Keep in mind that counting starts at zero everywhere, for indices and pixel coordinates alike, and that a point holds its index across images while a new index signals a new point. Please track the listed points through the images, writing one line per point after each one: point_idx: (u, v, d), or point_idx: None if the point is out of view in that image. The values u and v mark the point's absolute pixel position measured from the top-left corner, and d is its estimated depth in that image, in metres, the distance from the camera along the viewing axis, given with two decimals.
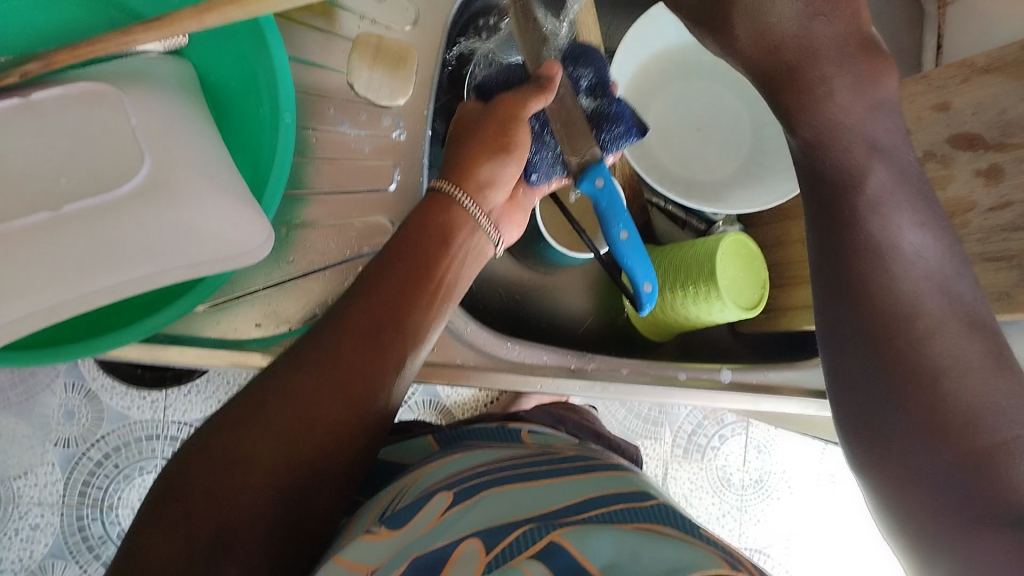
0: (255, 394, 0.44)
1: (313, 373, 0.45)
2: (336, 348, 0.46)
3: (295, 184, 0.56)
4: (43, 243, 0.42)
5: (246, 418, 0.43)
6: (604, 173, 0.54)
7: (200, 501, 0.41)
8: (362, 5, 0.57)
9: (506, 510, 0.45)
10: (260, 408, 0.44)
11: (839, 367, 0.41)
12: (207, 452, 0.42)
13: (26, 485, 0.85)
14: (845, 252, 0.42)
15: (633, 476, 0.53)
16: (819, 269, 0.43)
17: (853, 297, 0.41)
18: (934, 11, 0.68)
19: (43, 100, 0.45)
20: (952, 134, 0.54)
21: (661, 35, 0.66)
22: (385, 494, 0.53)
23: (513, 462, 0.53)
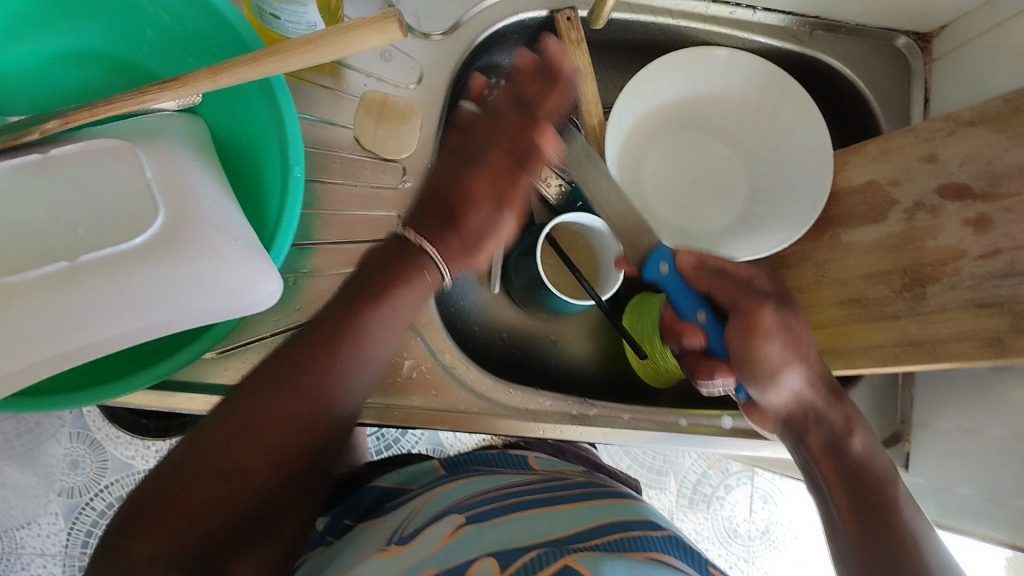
0: (175, 458, 0.43)
1: (244, 421, 0.44)
2: (272, 397, 0.45)
3: (303, 234, 0.58)
4: (61, 295, 0.43)
5: (172, 474, 0.42)
6: (664, 257, 0.59)
7: (159, 520, 0.41)
8: (370, 65, 0.60)
9: (523, 531, 0.46)
10: (204, 440, 0.43)
11: (843, 540, 0.51)
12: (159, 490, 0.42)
13: (29, 535, 0.86)
14: (861, 467, 0.53)
15: (638, 503, 0.54)
16: (847, 472, 0.52)
17: (873, 500, 0.51)
18: (922, 66, 0.70)
19: (58, 156, 0.47)
20: (941, 184, 0.55)
21: (655, 90, 0.67)
22: (398, 516, 0.55)
23: (524, 489, 0.55)
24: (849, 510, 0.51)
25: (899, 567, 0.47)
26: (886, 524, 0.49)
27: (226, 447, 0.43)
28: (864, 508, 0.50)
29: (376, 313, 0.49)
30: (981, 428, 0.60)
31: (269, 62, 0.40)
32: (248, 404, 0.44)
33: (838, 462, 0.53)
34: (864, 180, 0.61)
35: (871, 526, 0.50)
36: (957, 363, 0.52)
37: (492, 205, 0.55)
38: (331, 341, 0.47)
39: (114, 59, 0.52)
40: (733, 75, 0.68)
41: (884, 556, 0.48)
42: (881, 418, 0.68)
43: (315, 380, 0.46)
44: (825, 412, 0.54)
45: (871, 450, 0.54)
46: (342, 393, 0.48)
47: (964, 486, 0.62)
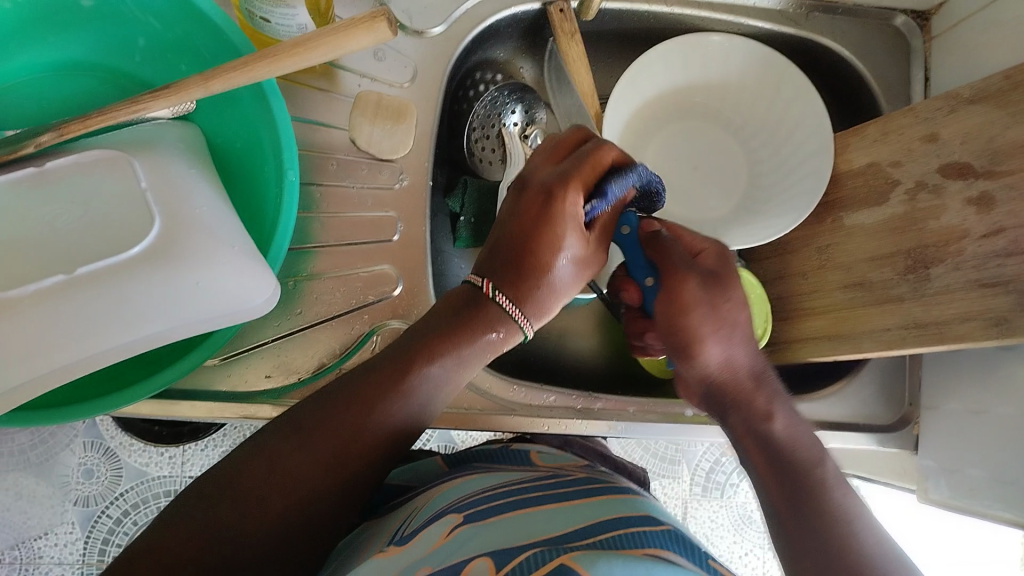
0: (251, 450, 0.45)
1: (316, 436, 0.45)
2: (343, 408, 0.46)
3: (301, 238, 0.58)
4: (58, 308, 0.43)
5: (251, 464, 0.44)
6: (631, 221, 0.55)
7: (236, 502, 0.42)
8: (362, 65, 0.59)
9: (513, 532, 0.45)
10: (289, 433, 0.45)
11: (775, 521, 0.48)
12: (238, 468, 0.44)
13: (47, 545, 0.86)
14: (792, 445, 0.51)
15: (642, 500, 0.54)
16: (776, 450, 0.51)
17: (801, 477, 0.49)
18: (921, 45, 0.69)
19: (54, 168, 0.47)
20: (943, 164, 0.54)
21: (651, 78, 0.67)
22: (403, 513, 0.55)
23: (523, 486, 0.54)
24: (776, 485, 0.49)
25: (825, 540, 0.45)
26: (818, 501, 0.47)
27: (298, 454, 0.45)
28: (796, 484, 0.48)
29: (463, 342, 0.50)
30: (990, 409, 0.60)
31: (259, 68, 0.40)
32: (304, 420, 0.46)
33: (764, 440, 0.51)
34: (865, 162, 0.60)
35: (799, 501, 0.47)
36: (965, 344, 0.52)
37: (573, 261, 0.52)
38: (412, 359, 0.49)
39: (108, 70, 0.52)
40: (730, 60, 0.67)
41: (808, 529, 0.46)
42: (888, 402, 0.68)
43: (374, 403, 0.47)
44: (750, 397, 0.53)
45: (802, 426, 0.52)
46: (407, 415, 0.48)
47: (975, 468, 0.61)
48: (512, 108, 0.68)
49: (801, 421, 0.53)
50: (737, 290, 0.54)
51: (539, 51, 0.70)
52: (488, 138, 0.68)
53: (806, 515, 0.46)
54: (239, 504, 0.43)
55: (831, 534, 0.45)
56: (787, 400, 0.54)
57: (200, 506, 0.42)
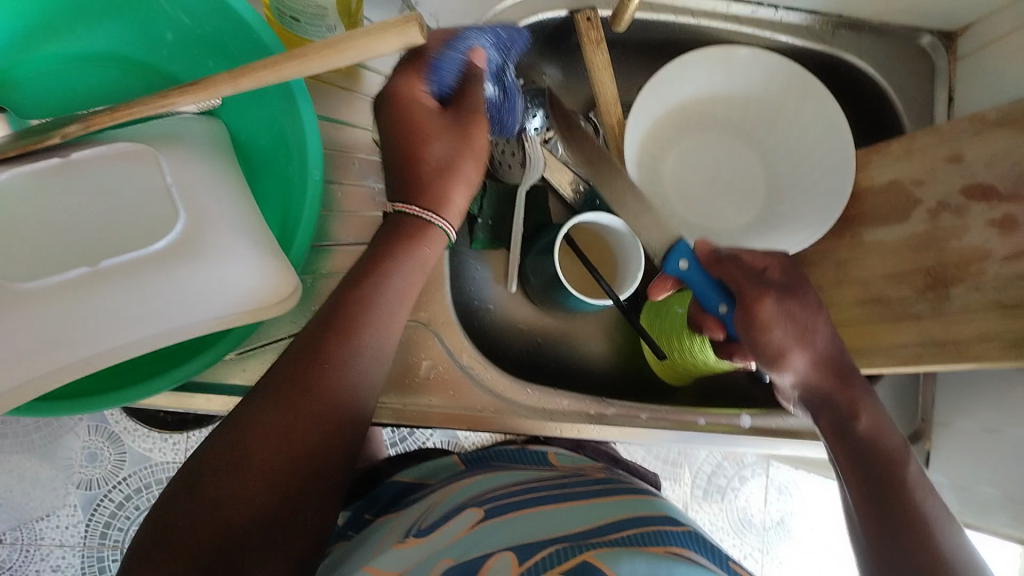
0: (211, 444, 0.41)
1: (281, 400, 0.42)
2: (302, 367, 0.43)
3: (320, 235, 0.58)
4: (82, 300, 0.43)
5: (212, 461, 0.40)
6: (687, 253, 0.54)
7: (201, 506, 0.39)
8: (388, 66, 0.59)
9: (541, 527, 0.45)
10: (258, 409, 0.42)
11: (856, 524, 0.48)
12: (209, 469, 0.40)
13: (48, 527, 0.86)
14: (873, 446, 0.50)
15: (658, 500, 0.54)
16: (854, 449, 0.50)
17: (884, 482, 0.49)
18: (946, 65, 0.69)
19: (80, 159, 0.47)
20: (966, 185, 0.54)
21: (674, 88, 0.67)
22: (417, 509, 0.55)
23: (538, 485, 0.55)
24: (862, 490, 0.49)
25: (911, 547, 0.45)
26: (902, 512, 0.47)
27: (263, 424, 0.41)
28: (876, 493, 0.48)
29: (407, 255, 0.47)
30: (1004, 430, 0.60)
31: (288, 66, 0.40)
32: (284, 381, 0.43)
33: (846, 441, 0.51)
34: (887, 180, 0.60)
35: (883, 505, 0.48)
36: (982, 364, 0.52)
37: (465, 191, 0.49)
38: (331, 338, 0.45)
39: (134, 63, 0.52)
40: (754, 74, 0.67)
41: (895, 536, 0.46)
42: (900, 418, 0.68)
43: (322, 363, 0.44)
44: (835, 394, 0.51)
45: (879, 425, 0.51)
46: (357, 387, 0.45)
47: (987, 487, 0.61)
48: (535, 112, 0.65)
49: (884, 417, 0.51)
50: (818, 309, 0.52)
51: (562, 54, 0.69)
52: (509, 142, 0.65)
53: (889, 516, 0.47)
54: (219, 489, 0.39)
55: (916, 544, 0.46)
56: (870, 395, 0.52)
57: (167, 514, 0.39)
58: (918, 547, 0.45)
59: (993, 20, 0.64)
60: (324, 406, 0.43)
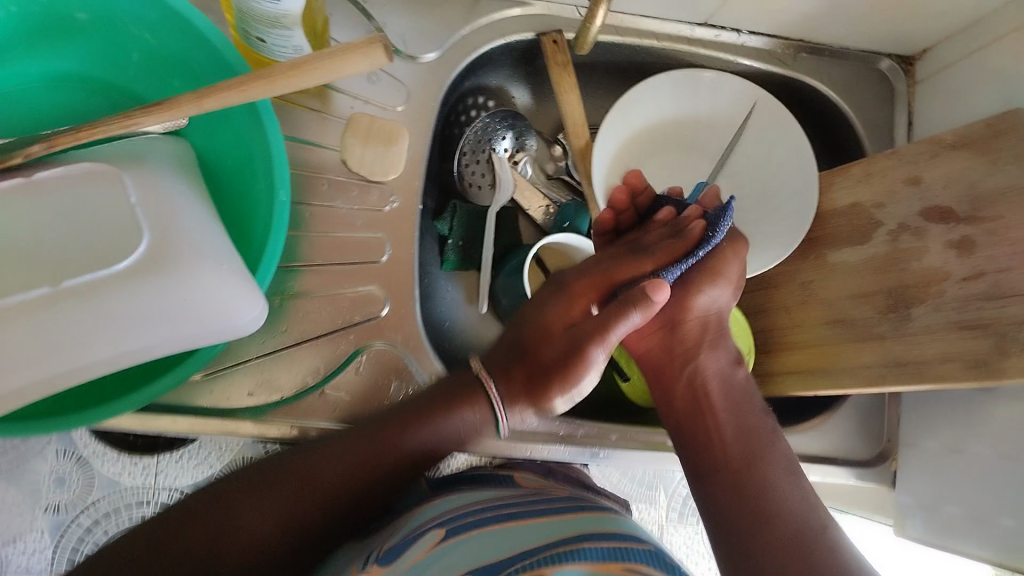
0: (276, 463, 0.51)
1: (342, 452, 0.52)
2: (378, 438, 0.52)
3: (289, 256, 0.58)
4: (44, 320, 0.43)
5: (282, 474, 0.50)
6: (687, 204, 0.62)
7: (254, 504, 0.49)
8: (356, 88, 0.60)
9: (499, 548, 0.46)
10: (304, 461, 0.51)
11: (708, 492, 0.59)
12: (272, 476, 0.50)
13: (16, 554, 0.70)
14: (751, 439, 0.60)
15: (620, 518, 0.53)
16: (740, 445, 0.59)
17: (756, 471, 0.58)
18: (905, 89, 0.71)
19: (43, 179, 0.47)
20: (925, 207, 0.55)
21: (641, 111, 0.67)
22: (381, 534, 0.55)
23: (501, 503, 0.55)
24: (739, 465, 0.59)
25: (752, 508, 0.56)
26: (749, 492, 0.57)
27: (326, 470, 0.51)
28: (708, 479, 0.59)
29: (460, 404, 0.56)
30: (966, 448, 0.60)
31: (254, 88, 0.40)
32: (348, 438, 0.52)
33: (745, 434, 0.60)
34: (848, 202, 0.61)
35: (739, 480, 0.58)
36: (945, 384, 0.52)
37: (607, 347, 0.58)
38: (405, 419, 0.54)
39: (100, 83, 0.52)
40: (720, 96, 0.68)
41: (750, 513, 0.56)
42: (867, 437, 0.69)
43: (381, 445, 0.53)
44: (732, 443, 0.60)
45: (767, 435, 0.60)
46: (412, 457, 0.55)
47: (951, 506, 0.62)
48: (503, 136, 0.69)
49: (769, 421, 0.61)
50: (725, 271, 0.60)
51: (534, 79, 0.70)
52: (478, 163, 0.69)
53: (747, 484, 0.57)
54: (237, 516, 0.48)
55: (765, 512, 0.55)
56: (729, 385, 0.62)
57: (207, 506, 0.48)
58: (755, 512, 0.55)
59: (949, 48, 0.66)
60: (371, 461, 0.52)
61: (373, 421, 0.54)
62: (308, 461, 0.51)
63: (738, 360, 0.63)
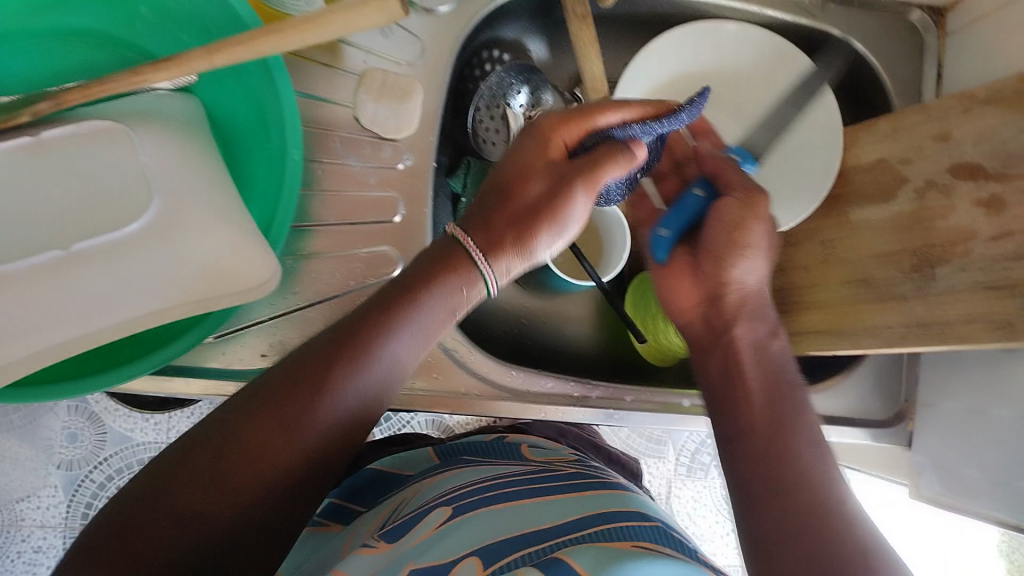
0: (205, 428, 0.41)
1: (266, 406, 0.41)
2: (313, 370, 0.43)
3: (300, 215, 0.57)
4: (58, 285, 0.43)
5: (209, 445, 0.40)
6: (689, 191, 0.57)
7: (195, 488, 0.39)
8: (369, 42, 0.58)
9: (508, 524, 0.46)
10: (229, 431, 0.41)
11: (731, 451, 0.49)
12: (197, 455, 0.40)
13: (29, 508, 0.80)
14: (787, 402, 0.50)
15: (631, 495, 0.53)
16: (764, 405, 0.50)
17: (780, 430, 0.48)
18: (936, 41, 0.69)
19: (50, 138, 0.45)
20: (953, 164, 0.54)
21: (663, 65, 0.65)
22: (388, 506, 0.55)
23: (509, 479, 0.55)
24: (762, 429, 0.49)
25: (774, 458, 0.47)
26: (782, 438, 0.48)
27: (248, 433, 0.41)
28: (737, 448, 0.49)
29: (425, 312, 0.46)
30: (987, 410, 0.60)
31: (265, 43, 0.39)
32: (273, 387, 0.42)
33: (767, 383, 0.52)
34: (874, 158, 0.60)
35: (768, 438, 0.48)
36: (968, 346, 0.51)
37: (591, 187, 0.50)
38: (340, 353, 0.44)
39: (107, 37, 0.50)
40: (744, 47, 0.66)
41: (762, 467, 0.47)
42: (884, 397, 0.69)
43: (299, 395, 0.42)
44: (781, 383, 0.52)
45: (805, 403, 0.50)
46: (365, 389, 0.45)
47: (970, 467, 0.61)
48: (518, 90, 0.66)
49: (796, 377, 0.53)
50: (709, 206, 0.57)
51: (551, 31, 0.69)
52: (493, 118, 0.65)
53: (772, 439, 0.48)
54: (190, 500, 0.39)
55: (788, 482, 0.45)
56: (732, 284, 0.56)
57: (147, 489, 0.39)
58: (775, 475, 0.46)
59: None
60: (284, 417, 0.42)
61: (301, 356, 0.44)
62: (232, 426, 0.41)
63: (775, 332, 0.56)
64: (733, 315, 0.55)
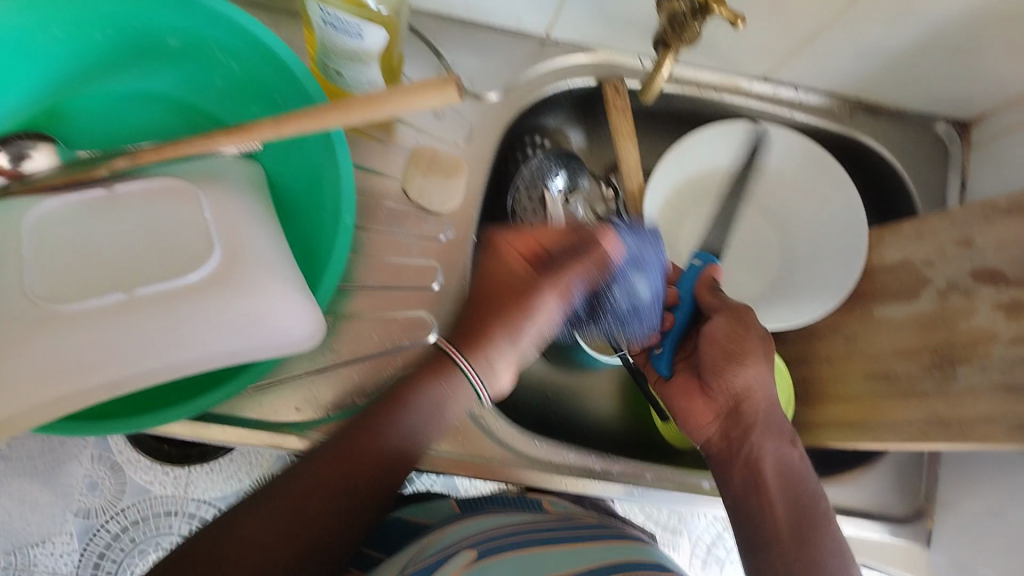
0: (238, 512, 0.47)
1: (303, 470, 0.47)
2: (347, 437, 0.48)
3: (345, 277, 0.60)
4: (118, 323, 0.45)
5: (242, 520, 0.46)
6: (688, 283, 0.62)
7: (229, 556, 0.44)
8: (422, 122, 0.62)
9: (532, 573, 0.46)
10: (266, 503, 0.47)
11: (756, 550, 0.54)
12: (235, 526, 0.46)
13: (42, 554, 0.77)
14: (804, 502, 0.55)
15: (646, 546, 0.54)
16: (789, 507, 0.55)
17: (805, 536, 0.54)
18: (959, 152, 0.72)
19: (125, 194, 0.49)
20: (974, 269, 0.56)
21: (698, 159, 0.68)
22: (406, 554, 0.56)
23: (524, 529, 0.55)
24: (789, 536, 0.54)
25: (802, 562, 0.52)
26: (808, 545, 0.53)
27: (283, 497, 0.47)
28: (763, 558, 0.54)
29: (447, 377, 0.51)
30: (1006, 512, 0.60)
31: (332, 118, 0.42)
32: (315, 457, 0.48)
33: (786, 474, 0.56)
34: (898, 258, 0.62)
35: (804, 546, 0.53)
36: (988, 445, 0.53)
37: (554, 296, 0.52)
38: (369, 417, 0.49)
39: (183, 104, 0.54)
40: (773, 148, 0.69)
41: (794, 574, 0.52)
42: (903, 493, 0.69)
43: (340, 452, 0.48)
44: (805, 485, 0.56)
45: (816, 496, 0.56)
46: (385, 453, 0.49)
47: (986, 568, 0.61)
48: (558, 172, 0.69)
49: (805, 465, 0.58)
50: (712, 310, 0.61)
51: (590, 122, 0.72)
52: (530, 199, 0.68)
53: (800, 548, 0.53)
54: (227, 566, 0.44)
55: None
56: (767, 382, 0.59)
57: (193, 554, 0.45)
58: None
59: (1006, 115, 0.67)
60: (318, 477, 0.47)
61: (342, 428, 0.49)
62: (267, 497, 0.47)
63: (791, 441, 0.58)
64: (750, 425, 0.58)
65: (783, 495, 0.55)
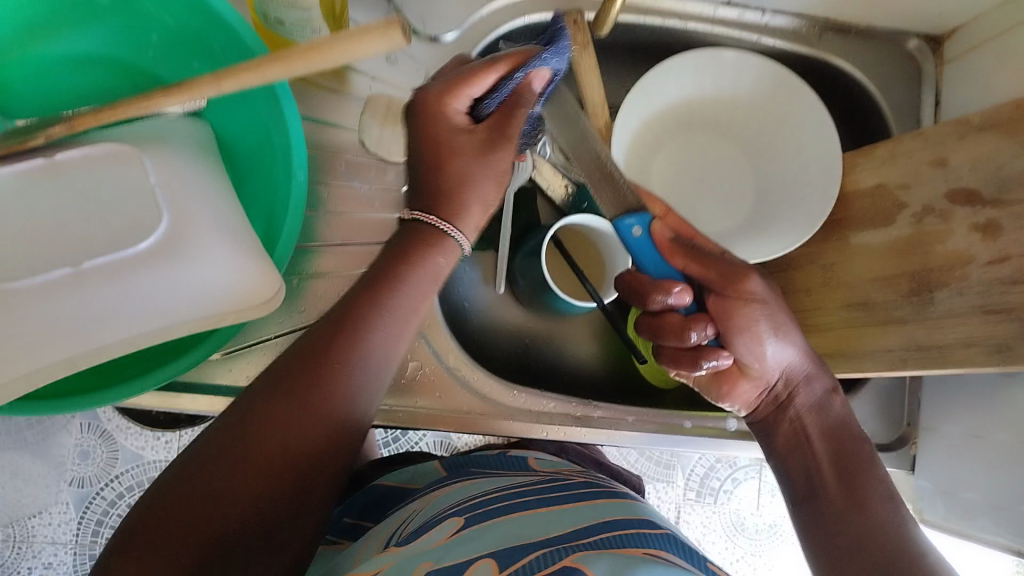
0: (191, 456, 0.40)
1: (269, 401, 0.42)
2: (304, 360, 0.43)
3: (307, 237, 0.58)
4: (68, 300, 0.44)
5: (193, 474, 0.39)
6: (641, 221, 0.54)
7: (183, 511, 0.38)
8: (374, 67, 0.59)
9: (524, 532, 0.45)
10: (221, 449, 0.40)
11: (804, 510, 0.54)
12: (181, 484, 0.39)
13: (40, 524, 0.79)
14: (846, 451, 0.54)
15: (636, 503, 0.54)
16: (830, 457, 0.54)
17: (852, 481, 0.52)
18: (933, 69, 0.69)
19: (66, 160, 0.47)
20: (950, 189, 0.54)
21: (663, 91, 0.67)
22: (396, 520, 0.56)
23: (513, 491, 0.54)
24: (834, 485, 0.53)
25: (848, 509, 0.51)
26: (855, 490, 0.52)
27: (253, 430, 0.41)
28: (814, 504, 0.53)
29: (411, 278, 0.46)
30: (989, 434, 0.60)
31: (272, 69, 0.40)
32: (275, 388, 0.42)
33: (827, 429, 0.55)
34: (874, 183, 0.60)
35: (850, 491, 0.52)
36: (968, 368, 0.52)
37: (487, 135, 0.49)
38: (321, 356, 0.43)
39: (119, 63, 0.52)
40: (741, 76, 0.67)
41: (842, 520, 0.51)
42: (886, 420, 0.70)
43: (302, 384, 0.42)
44: (855, 440, 0.55)
45: (858, 441, 0.55)
46: (351, 398, 0.44)
47: (971, 491, 0.61)
48: None
49: (852, 419, 0.56)
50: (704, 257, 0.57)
51: None
52: None
53: (850, 493, 0.52)
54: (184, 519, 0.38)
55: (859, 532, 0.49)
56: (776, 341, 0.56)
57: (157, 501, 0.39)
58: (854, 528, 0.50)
59: (978, 26, 0.64)
60: (281, 411, 0.41)
61: (290, 359, 0.43)
62: (225, 438, 0.40)
63: (835, 388, 0.57)
64: (790, 389, 0.56)
65: (827, 454, 0.55)
